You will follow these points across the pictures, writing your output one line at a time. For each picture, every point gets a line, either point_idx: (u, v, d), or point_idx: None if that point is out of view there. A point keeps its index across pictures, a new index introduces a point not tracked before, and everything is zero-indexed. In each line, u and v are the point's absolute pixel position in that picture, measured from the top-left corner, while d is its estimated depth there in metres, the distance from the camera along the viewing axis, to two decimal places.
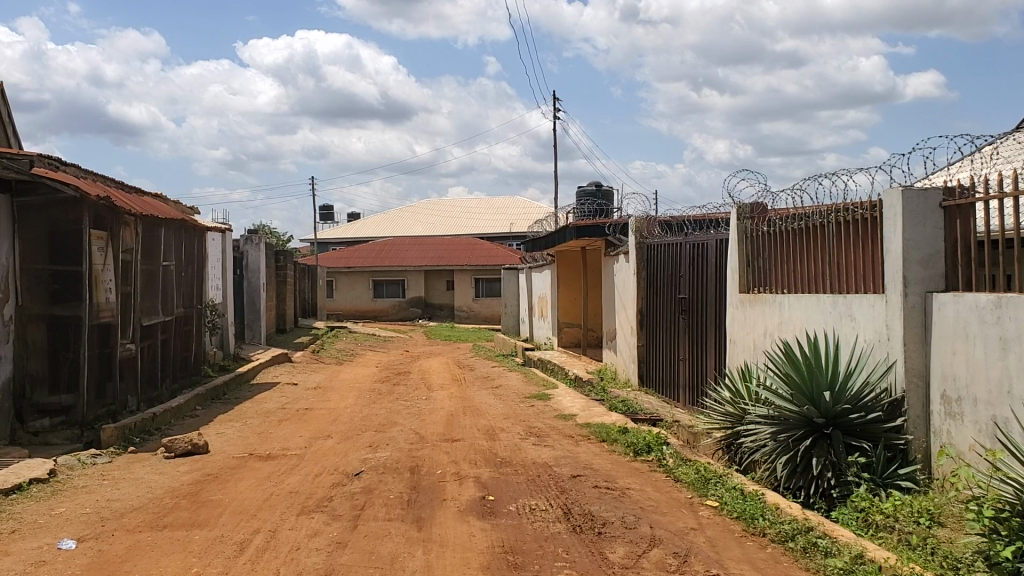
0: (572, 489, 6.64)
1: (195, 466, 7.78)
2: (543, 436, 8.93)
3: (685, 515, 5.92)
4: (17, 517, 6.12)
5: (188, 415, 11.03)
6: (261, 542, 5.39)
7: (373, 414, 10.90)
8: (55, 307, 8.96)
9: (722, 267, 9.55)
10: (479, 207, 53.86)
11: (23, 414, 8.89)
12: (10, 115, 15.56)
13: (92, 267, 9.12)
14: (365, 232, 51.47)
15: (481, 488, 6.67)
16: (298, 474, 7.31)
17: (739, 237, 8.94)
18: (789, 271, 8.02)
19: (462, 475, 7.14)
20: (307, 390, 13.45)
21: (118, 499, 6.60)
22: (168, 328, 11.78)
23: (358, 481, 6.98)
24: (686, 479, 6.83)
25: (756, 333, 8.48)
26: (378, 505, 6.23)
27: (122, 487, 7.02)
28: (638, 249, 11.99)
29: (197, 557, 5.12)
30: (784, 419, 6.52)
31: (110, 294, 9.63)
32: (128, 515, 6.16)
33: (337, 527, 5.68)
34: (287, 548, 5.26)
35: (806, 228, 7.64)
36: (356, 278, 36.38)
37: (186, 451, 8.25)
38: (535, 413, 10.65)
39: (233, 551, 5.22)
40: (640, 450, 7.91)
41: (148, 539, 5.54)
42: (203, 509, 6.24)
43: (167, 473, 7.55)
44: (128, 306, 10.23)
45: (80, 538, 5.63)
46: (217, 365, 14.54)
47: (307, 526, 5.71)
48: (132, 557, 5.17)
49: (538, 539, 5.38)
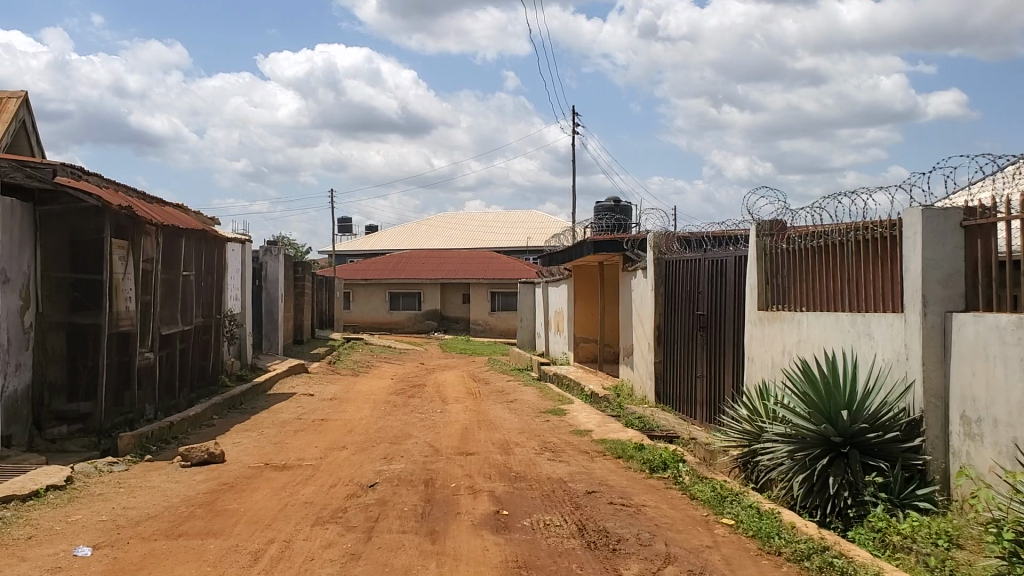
0: (587, 505, 6.61)
1: (211, 475, 7.80)
2: (558, 452, 8.91)
3: (700, 533, 5.89)
4: (34, 524, 6.16)
5: (205, 424, 11.07)
6: (275, 552, 5.39)
7: (388, 426, 10.91)
8: (74, 316, 9.05)
9: (740, 284, 9.52)
10: (496, 220, 54.02)
11: (41, 420, 8.93)
12: (33, 123, 15.69)
13: (112, 276, 9.21)
14: (381, 244, 51.69)
15: (496, 503, 6.66)
16: (313, 485, 7.32)
17: (757, 254, 8.91)
18: (807, 290, 7.98)
19: (476, 489, 7.13)
20: (322, 401, 13.49)
21: (134, 507, 6.62)
22: (187, 337, 11.85)
23: (372, 493, 6.98)
24: (702, 497, 6.79)
25: (775, 351, 8.44)
26: (392, 517, 6.23)
27: (138, 495, 7.05)
28: (656, 265, 11.98)
29: (211, 566, 5.13)
30: (802, 437, 6.49)
31: (130, 302, 9.70)
32: (143, 522, 6.18)
33: (352, 538, 5.68)
34: (301, 558, 5.27)
35: (825, 246, 7.62)
36: (372, 290, 36.51)
37: (202, 460, 8.28)
38: (550, 429, 10.64)
39: (247, 560, 5.23)
40: (656, 467, 7.88)
41: (164, 547, 5.55)
42: (218, 517, 6.26)
43: (183, 481, 7.58)
44: (148, 314, 10.30)
45: (96, 545, 5.65)
46: (234, 375, 14.61)
47: (321, 537, 5.73)
48: (147, 565, 5.18)
49: (552, 555, 5.36)
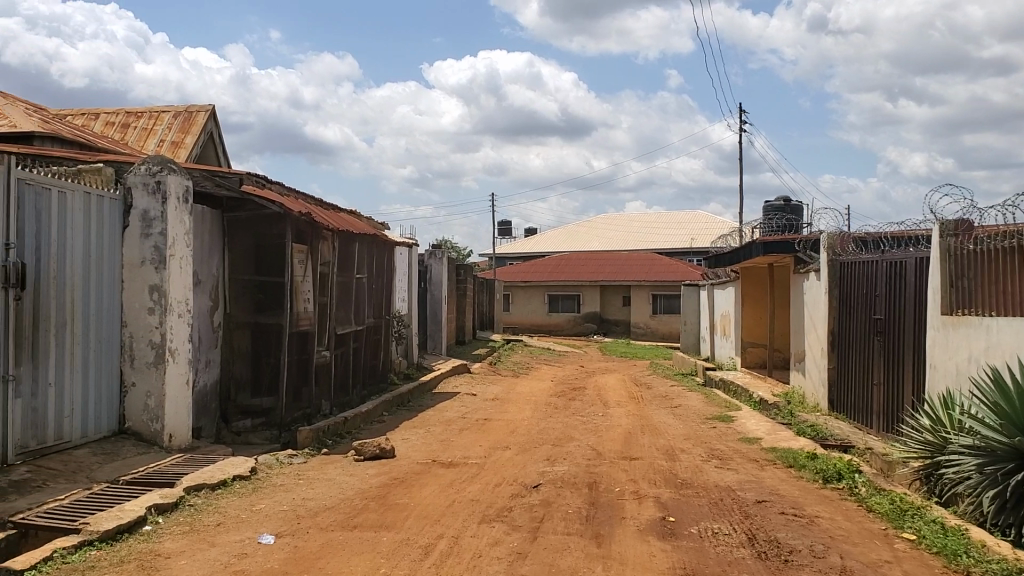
0: (757, 514, 6.44)
1: (382, 470, 8.09)
2: (725, 459, 8.72)
3: (879, 547, 5.62)
4: (223, 511, 6.58)
5: (376, 421, 11.51)
6: (445, 547, 5.53)
7: (551, 428, 10.98)
8: (258, 316, 9.64)
9: (922, 287, 9.02)
10: (657, 221, 53.42)
11: (228, 413, 9.57)
12: (220, 135, 16.78)
13: (292, 278, 9.73)
14: (541, 247, 52.18)
15: (662, 508, 6.58)
16: (479, 483, 7.46)
17: (941, 255, 8.42)
18: (997, 293, 7.47)
19: (642, 493, 7.08)
20: (486, 401, 13.74)
21: (312, 498, 6.96)
22: (359, 337, 12.35)
23: (538, 494, 7.04)
24: (880, 510, 6.47)
25: (961, 358, 7.95)
26: (558, 518, 6.27)
27: (316, 487, 7.40)
28: (829, 267, 11.54)
29: (385, 558, 5.32)
30: (992, 450, 6.08)
31: (308, 303, 10.20)
32: (321, 513, 6.49)
33: (518, 537, 5.76)
34: (470, 554, 5.38)
35: (1019, 247, 7.11)
36: (532, 292, 36.94)
37: (374, 455, 8.60)
38: (717, 435, 10.43)
39: (418, 554, 5.39)
40: (830, 477, 7.58)
41: (340, 538, 5.80)
42: (390, 511, 6.48)
43: (357, 475, 7.89)
44: (325, 315, 10.80)
45: (278, 533, 5.97)
46: (401, 374, 15.10)
47: (489, 534, 5.83)
48: (325, 555, 5.43)
49: (720, 563, 5.24)
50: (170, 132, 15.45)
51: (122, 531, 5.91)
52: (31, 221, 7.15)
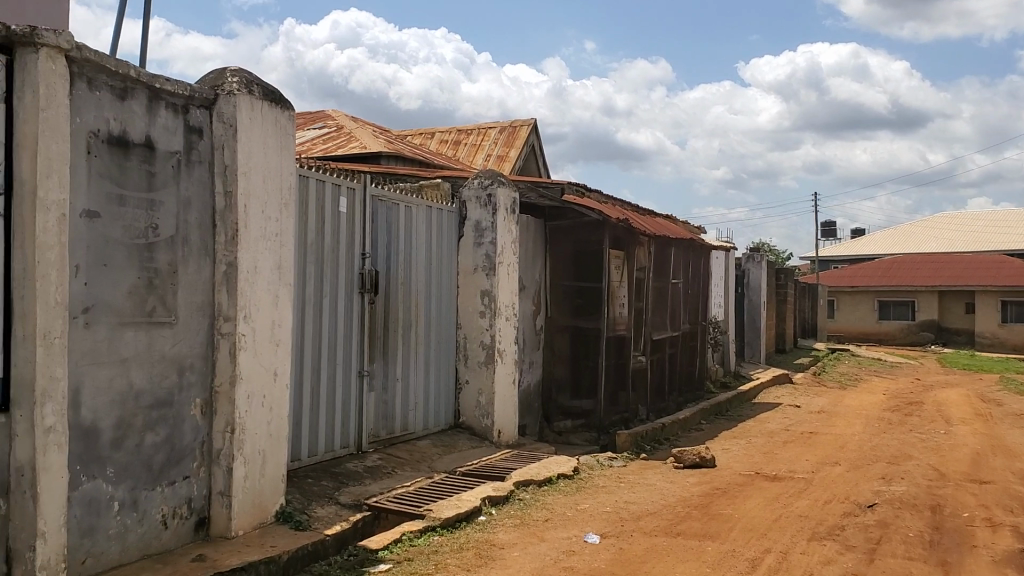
0: None
1: (703, 478, 8.02)
2: None
3: None
4: (550, 508, 6.87)
5: (694, 428, 11.44)
6: (773, 562, 5.36)
7: (885, 444, 10.28)
8: (578, 319, 10.00)
9: None
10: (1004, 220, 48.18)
11: (550, 414, 10.02)
12: (541, 147, 17.58)
13: (612, 283, 9.96)
14: (865, 250, 49.11)
15: (1022, 540, 5.92)
16: (806, 498, 7.16)
17: None
18: None
19: (995, 522, 6.41)
20: (810, 413, 13.16)
21: (635, 502, 7.05)
22: (677, 343, 12.35)
23: (873, 514, 6.62)
24: None
25: None
26: (897, 541, 5.85)
27: (638, 491, 7.50)
28: None
29: (711, 568, 5.26)
30: None
31: (624, 308, 10.39)
32: (644, 517, 6.55)
33: (853, 558, 5.44)
34: (801, 572, 5.17)
35: None
36: (860, 298, 35.32)
37: (694, 463, 8.55)
38: None
39: (745, 567, 5.27)
40: None
41: (664, 543, 5.83)
42: (714, 521, 6.40)
43: (678, 481, 7.89)
44: (641, 320, 10.93)
45: (603, 534, 6.12)
46: (719, 382, 14.89)
47: (820, 553, 5.57)
48: (650, 559, 5.47)
49: None
50: (496, 146, 16.44)
51: (460, 519, 6.35)
52: (383, 233, 7.92)
